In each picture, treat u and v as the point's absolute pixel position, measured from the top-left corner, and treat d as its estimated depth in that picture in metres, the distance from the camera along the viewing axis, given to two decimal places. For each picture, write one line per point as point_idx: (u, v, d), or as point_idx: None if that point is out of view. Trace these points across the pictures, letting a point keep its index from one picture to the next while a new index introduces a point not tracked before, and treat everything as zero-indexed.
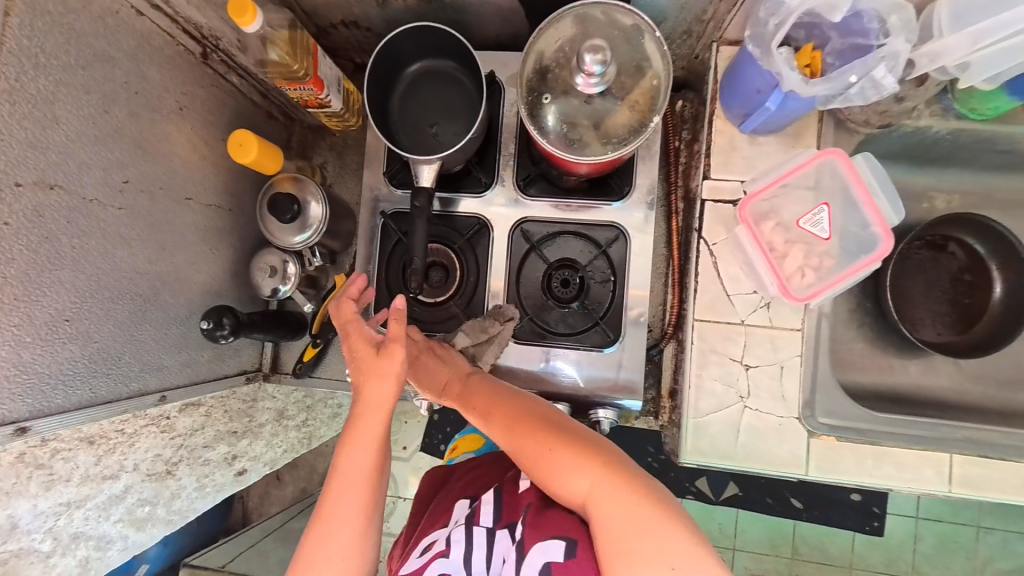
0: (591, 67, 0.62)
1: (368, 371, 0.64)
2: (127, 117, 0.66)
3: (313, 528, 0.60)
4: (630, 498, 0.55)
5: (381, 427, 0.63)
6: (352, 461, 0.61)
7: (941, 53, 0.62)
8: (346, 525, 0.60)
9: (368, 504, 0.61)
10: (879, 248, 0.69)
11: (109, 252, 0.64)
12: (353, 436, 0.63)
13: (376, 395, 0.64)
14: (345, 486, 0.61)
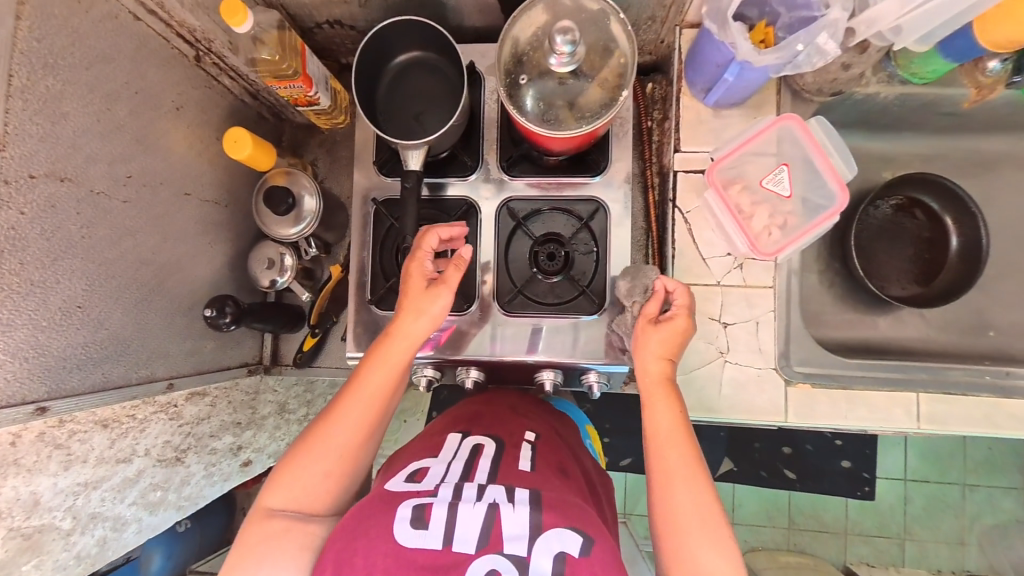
0: (562, 45, 0.66)
1: (410, 304, 0.73)
2: (129, 115, 0.70)
3: (328, 412, 0.71)
4: (693, 463, 0.65)
5: (409, 355, 0.73)
6: (374, 372, 0.71)
7: (875, 19, 0.67)
8: (352, 422, 0.69)
9: (373, 413, 0.71)
10: (836, 203, 0.74)
11: (116, 242, 0.68)
12: (382, 354, 0.72)
13: (411, 326, 0.73)
14: (362, 391, 0.71)
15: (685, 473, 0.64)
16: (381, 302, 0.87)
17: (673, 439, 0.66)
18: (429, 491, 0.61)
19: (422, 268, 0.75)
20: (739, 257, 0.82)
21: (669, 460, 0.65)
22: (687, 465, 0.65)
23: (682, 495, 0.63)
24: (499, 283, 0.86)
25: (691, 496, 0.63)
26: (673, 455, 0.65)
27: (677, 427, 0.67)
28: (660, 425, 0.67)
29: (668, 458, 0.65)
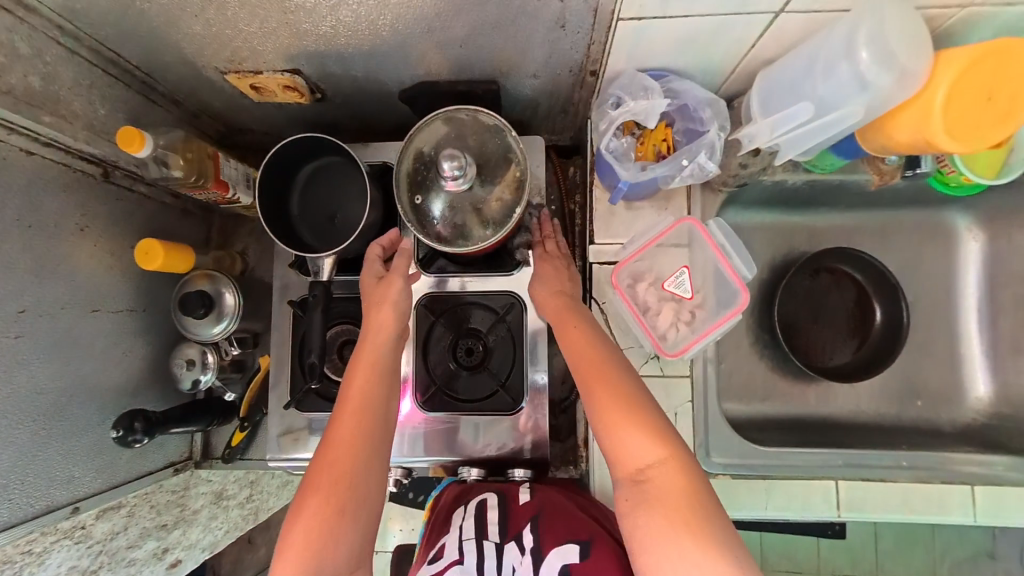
0: (451, 170, 0.70)
1: (371, 301, 0.75)
2: (22, 249, 0.70)
3: (324, 440, 0.65)
4: (588, 355, 0.66)
5: (387, 350, 0.73)
6: (357, 382, 0.69)
7: (752, 136, 0.70)
8: (350, 441, 0.65)
9: (367, 422, 0.67)
10: (738, 302, 0.74)
11: (6, 380, 0.66)
12: (360, 357, 0.71)
13: (379, 319, 0.73)
14: (349, 405, 0.67)
15: (604, 363, 0.64)
16: (301, 403, 0.87)
17: (589, 377, 0.64)
18: (456, 562, 0.70)
19: (372, 269, 0.79)
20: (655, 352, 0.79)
21: (582, 361, 0.65)
22: (596, 354, 0.66)
23: (579, 356, 0.66)
24: (418, 381, 0.85)
25: (616, 376, 0.63)
26: (586, 364, 0.65)
27: (578, 353, 0.66)
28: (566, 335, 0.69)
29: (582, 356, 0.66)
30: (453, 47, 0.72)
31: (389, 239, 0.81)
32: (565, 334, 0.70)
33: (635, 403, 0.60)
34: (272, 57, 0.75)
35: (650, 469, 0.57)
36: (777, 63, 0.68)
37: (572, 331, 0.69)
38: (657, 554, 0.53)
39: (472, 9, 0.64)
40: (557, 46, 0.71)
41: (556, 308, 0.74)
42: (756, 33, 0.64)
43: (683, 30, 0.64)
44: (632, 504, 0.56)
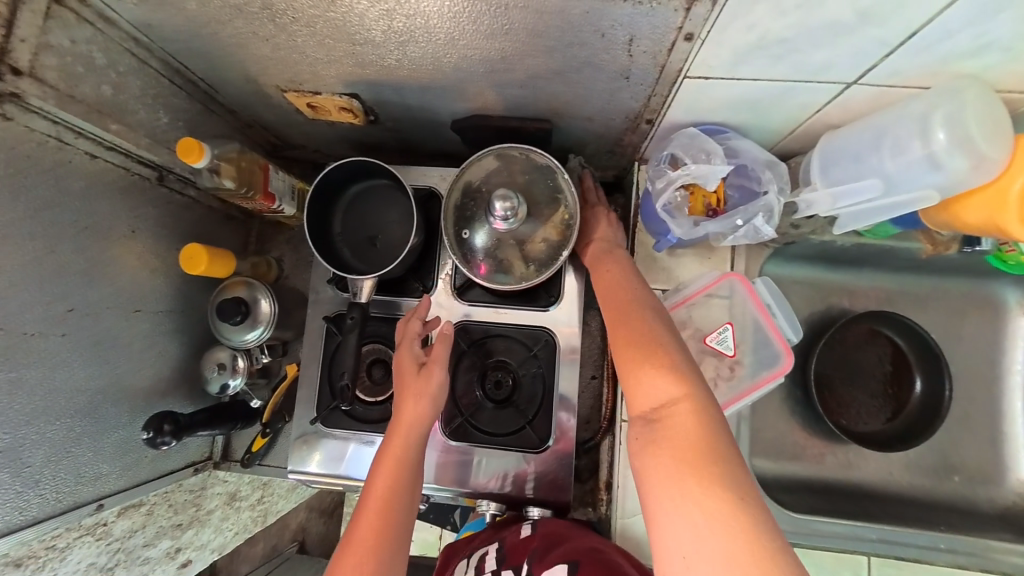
0: (502, 210, 0.71)
1: (405, 389, 0.73)
2: (75, 251, 0.71)
3: (345, 541, 0.65)
4: (614, 282, 0.68)
5: (417, 440, 0.72)
6: (384, 475, 0.69)
7: (811, 203, 0.72)
8: (375, 541, 0.64)
9: (393, 518, 0.66)
10: (781, 365, 0.74)
11: (49, 378, 0.67)
12: (389, 449, 0.70)
13: (411, 410, 0.72)
14: (376, 501, 0.67)
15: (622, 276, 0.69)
16: (327, 419, 0.87)
17: (602, 280, 0.70)
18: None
19: (412, 352, 0.76)
20: None
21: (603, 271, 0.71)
22: (619, 282, 0.68)
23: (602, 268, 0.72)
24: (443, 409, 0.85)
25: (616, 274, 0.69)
26: (603, 274, 0.71)
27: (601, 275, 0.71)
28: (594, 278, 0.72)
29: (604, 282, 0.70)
30: (511, 87, 0.72)
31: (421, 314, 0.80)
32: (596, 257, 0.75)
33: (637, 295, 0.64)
34: (332, 80, 0.76)
35: (663, 409, 0.52)
36: (841, 131, 0.68)
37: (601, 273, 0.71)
38: (658, 442, 0.50)
39: (537, 55, 0.64)
40: (616, 94, 0.71)
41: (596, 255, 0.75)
42: (822, 101, 0.65)
43: (746, 93, 0.65)
44: (642, 431, 0.52)
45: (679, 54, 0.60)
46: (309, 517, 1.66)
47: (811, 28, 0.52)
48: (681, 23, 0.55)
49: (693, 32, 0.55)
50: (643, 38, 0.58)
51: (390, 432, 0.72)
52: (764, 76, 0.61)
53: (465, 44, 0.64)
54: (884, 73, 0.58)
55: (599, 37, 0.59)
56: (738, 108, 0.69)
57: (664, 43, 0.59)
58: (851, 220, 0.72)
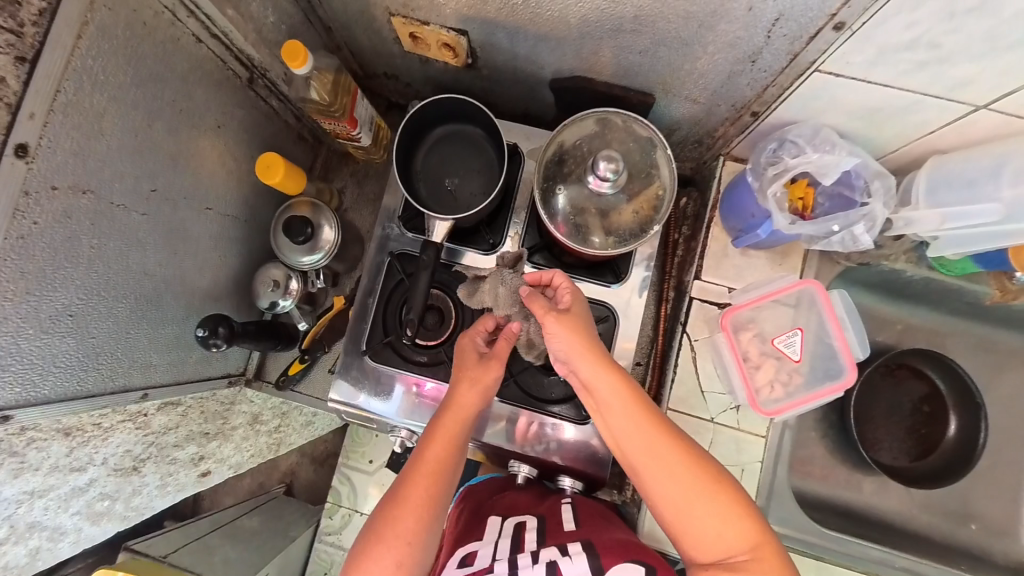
0: (604, 171, 0.70)
1: (461, 376, 0.75)
2: (167, 133, 0.70)
3: (389, 504, 0.68)
4: (616, 377, 0.65)
5: (466, 426, 0.74)
6: (432, 453, 0.70)
7: (911, 222, 0.74)
8: (416, 512, 0.67)
9: (438, 493, 0.69)
10: (843, 379, 0.75)
11: (124, 253, 0.67)
12: (439, 429, 0.72)
13: (467, 395, 0.74)
14: (422, 476, 0.69)
15: (615, 392, 0.64)
16: (375, 354, 0.89)
17: (589, 352, 0.66)
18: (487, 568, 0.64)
19: (474, 343, 0.77)
20: (741, 404, 0.81)
21: (597, 381, 0.65)
22: (621, 387, 0.65)
23: (602, 386, 0.65)
24: None
25: (625, 410, 0.64)
26: (614, 409, 0.64)
27: (569, 336, 0.66)
28: (567, 343, 0.66)
29: (597, 382, 0.65)
30: (629, 52, 0.71)
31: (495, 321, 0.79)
32: (584, 364, 0.66)
33: (656, 428, 0.64)
34: (446, 13, 0.75)
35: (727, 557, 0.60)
36: (955, 156, 0.68)
37: (580, 334, 0.67)
38: None
39: (673, 20, 0.63)
40: (733, 78, 0.70)
41: (542, 306, 0.68)
42: (943, 120, 0.64)
43: (869, 100, 0.65)
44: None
45: (819, 44, 0.59)
46: (300, 460, 1.67)
47: (970, 38, 0.52)
48: (838, 10, 0.54)
49: (845, 22, 0.55)
50: (790, 21, 0.57)
51: (440, 413, 0.74)
52: (897, 84, 0.61)
53: None
54: (1018, 102, 0.58)
55: (744, 11, 0.58)
56: (854, 115, 0.68)
57: (810, 28, 0.57)
58: (951, 244, 0.74)
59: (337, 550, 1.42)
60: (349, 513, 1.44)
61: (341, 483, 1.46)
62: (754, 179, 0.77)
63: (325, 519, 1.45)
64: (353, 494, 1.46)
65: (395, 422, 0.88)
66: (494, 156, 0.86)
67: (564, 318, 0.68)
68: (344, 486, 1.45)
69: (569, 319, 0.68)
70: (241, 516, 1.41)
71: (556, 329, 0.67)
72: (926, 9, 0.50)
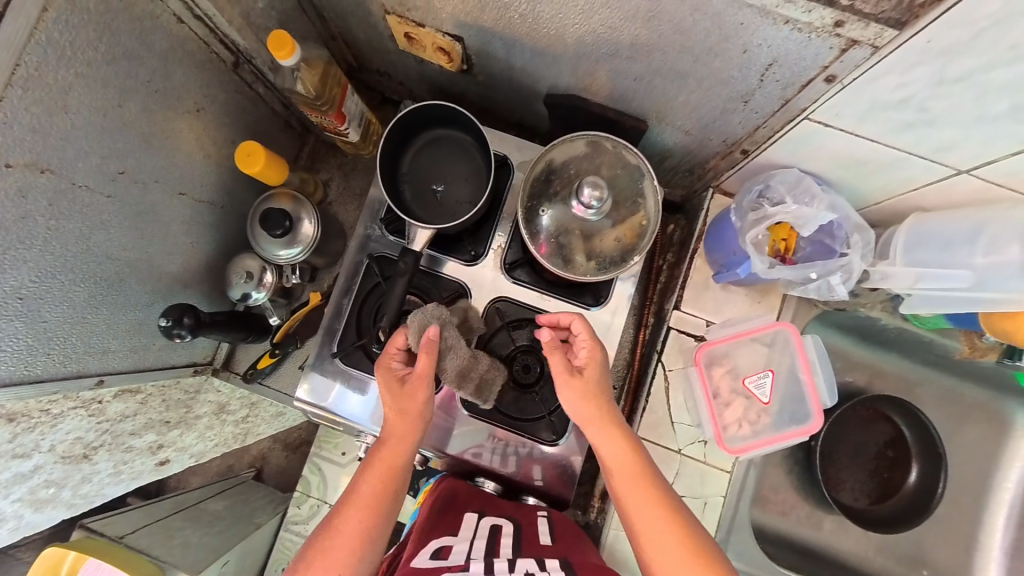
0: (588, 198, 0.69)
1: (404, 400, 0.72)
2: (141, 114, 0.68)
3: (321, 539, 0.66)
4: (623, 444, 0.66)
5: (408, 455, 0.71)
6: (369, 482, 0.68)
7: (887, 276, 0.75)
8: (352, 543, 0.65)
9: (370, 525, 0.67)
10: (809, 425, 0.76)
11: (85, 236, 0.65)
12: (379, 457, 0.70)
13: (407, 424, 0.71)
14: (358, 504, 0.68)
15: (621, 458, 0.66)
16: (347, 357, 0.87)
17: (601, 418, 0.67)
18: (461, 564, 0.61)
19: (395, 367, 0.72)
20: (709, 439, 0.82)
21: (605, 447, 0.66)
22: (627, 452, 0.66)
23: (610, 451, 0.66)
24: None
25: (631, 474, 0.65)
26: (620, 475, 0.65)
27: (584, 399, 0.67)
28: (581, 403, 0.67)
29: (606, 446, 0.66)
30: (625, 77, 0.70)
31: (412, 327, 0.71)
32: (597, 427, 0.67)
33: (656, 497, 0.64)
34: (443, 17, 0.73)
35: None
36: (937, 215, 0.68)
37: (594, 399, 0.67)
38: None
39: (669, 52, 0.62)
40: (726, 114, 0.69)
41: (559, 362, 0.68)
42: (927, 180, 0.64)
43: (858, 151, 0.65)
44: None
45: (811, 92, 0.58)
46: (270, 446, 1.65)
47: (960, 104, 0.52)
48: (831, 63, 0.53)
49: (837, 74, 0.54)
50: (784, 67, 0.56)
51: (384, 440, 0.71)
52: (886, 139, 0.60)
53: (599, 20, 0.61)
54: (1001, 170, 0.58)
55: (739, 51, 0.57)
56: (842, 163, 0.68)
57: (803, 77, 0.57)
58: (922, 302, 0.74)
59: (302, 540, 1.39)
60: (317, 504, 1.41)
61: (311, 472, 1.44)
62: (737, 219, 0.78)
63: (292, 507, 1.43)
64: (322, 484, 1.43)
65: (366, 427, 0.87)
66: (481, 162, 0.84)
67: (582, 381, 0.68)
68: (314, 476, 1.43)
69: (587, 379, 0.68)
70: (204, 501, 1.40)
71: (572, 388, 0.68)
72: (917, 72, 0.50)
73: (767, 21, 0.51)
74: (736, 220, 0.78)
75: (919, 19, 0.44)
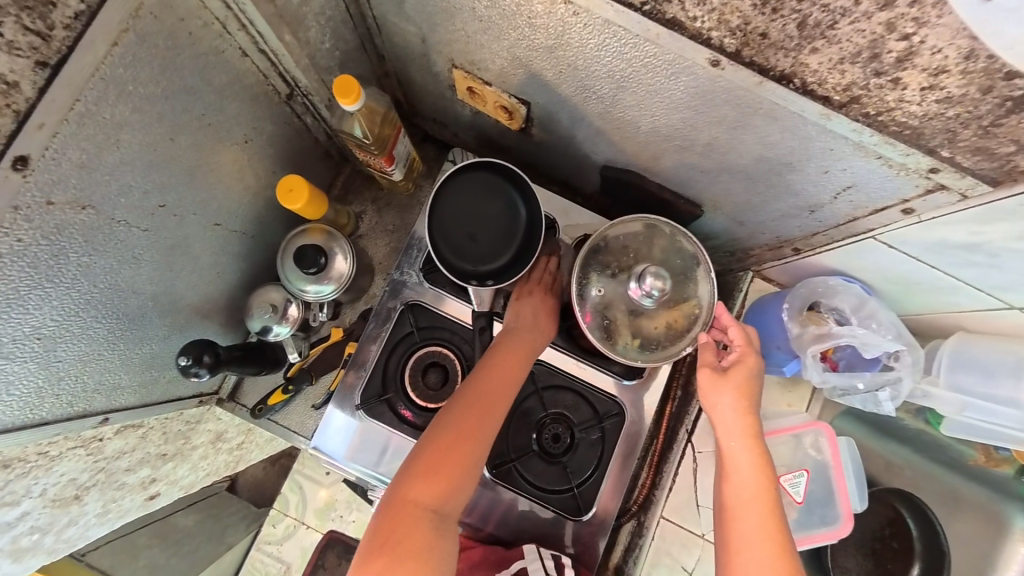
0: (649, 287, 0.68)
1: (490, 364, 0.72)
2: (190, 146, 0.64)
3: (472, 377, 0.70)
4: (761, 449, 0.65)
5: (511, 383, 0.71)
6: (518, 343, 0.75)
7: (931, 396, 0.77)
8: (500, 397, 0.69)
9: (483, 432, 0.66)
10: (837, 528, 0.76)
11: (115, 271, 0.59)
12: (497, 362, 0.72)
13: (523, 336, 0.76)
14: (505, 363, 0.72)
15: (756, 499, 0.62)
16: (368, 409, 0.83)
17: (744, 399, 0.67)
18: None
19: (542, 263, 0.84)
20: None
21: (734, 491, 0.64)
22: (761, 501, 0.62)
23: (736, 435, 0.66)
24: (494, 446, 0.82)
25: (758, 523, 0.61)
26: (742, 472, 0.64)
27: (737, 379, 0.68)
28: (729, 405, 0.66)
29: (737, 486, 0.64)
30: (691, 168, 0.69)
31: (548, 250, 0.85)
32: (733, 468, 0.64)
33: (788, 564, 0.59)
34: (514, 83, 0.71)
35: None
36: (982, 340, 0.69)
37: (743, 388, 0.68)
38: None
39: (745, 156, 0.61)
40: (787, 217, 0.70)
41: (710, 356, 0.70)
42: (976, 308, 0.65)
43: (913, 273, 0.66)
44: None
45: (883, 218, 0.59)
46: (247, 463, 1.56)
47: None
48: (912, 199, 0.54)
49: (916, 210, 0.55)
50: (862, 192, 0.57)
51: (452, 406, 0.68)
52: (946, 270, 0.62)
53: (681, 118, 0.60)
54: None
55: (818, 169, 0.57)
56: (893, 278, 0.70)
57: (878, 203, 0.57)
58: (961, 429, 0.78)
59: (274, 562, 1.27)
60: (294, 525, 1.28)
61: (291, 492, 1.30)
62: (794, 326, 0.79)
63: (266, 525, 1.29)
64: (302, 503, 1.30)
65: (345, 465, 0.83)
66: (523, 217, 0.79)
67: (731, 375, 0.68)
68: (294, 494, 1.30)
69: (738, 375, 0.68)
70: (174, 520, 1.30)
71: (720, 385, 0.68)
72: (1000, 227, 0.50)
73: (856, 153, 0.51)
74: (792, 325, 0.79)
75: (1016, 184, 0.45)
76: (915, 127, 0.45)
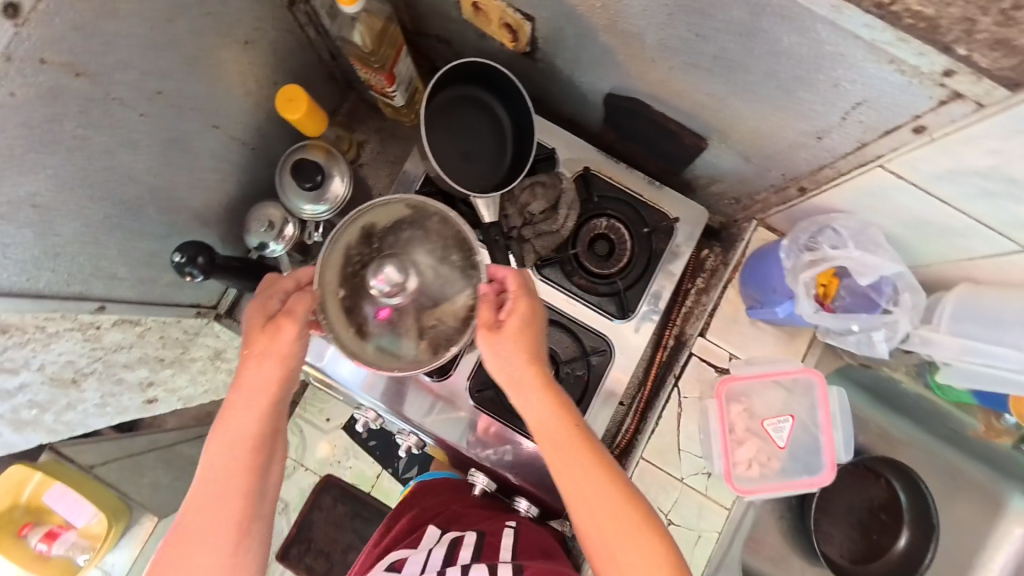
0: (386, 277, 0.65)
1: (220, 436, 0.59)
2: (189, 33, 0.64)
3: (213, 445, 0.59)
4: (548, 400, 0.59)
5: (227, 446, 0.59)
6: (247, 383, 0.60)
7: (929, 343, 0.74)
8: (233, 468, 0.58)
9: (233, 516, 0.58)
10: (820, 476, 0.76)
11: (111, 152, 0.61)
12: (226, 433, 0.59)
13: (255, 371, 0.61)
14: (229, 412, 0.60)
15: (587, 477, 0.57)
16: None
17: (513, 343, 0.61)
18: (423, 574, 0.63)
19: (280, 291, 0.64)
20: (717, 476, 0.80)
21: (566, 477, 0.58)
22: (589, 478, 0.57)
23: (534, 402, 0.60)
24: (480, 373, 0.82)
25: (602, 501, 0.57)
26: (559, 444, 0.59)
27: (505, 340, 0.60)
28: (503, 360, 0.60)
29: (564, 462, 0.58)
30: (697, 90, 0.67)
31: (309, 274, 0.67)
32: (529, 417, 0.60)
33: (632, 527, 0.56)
34: None
35: None
36: (989, 292, 0.66)
37: (516, 348, 0.60)
38: None
39: (753, 73, 0.59)
40: (794, 148, 0.67)
41: (485, 314, 0.62)
42: (987, 252, 0.62)
43: (923, 211, 0.63)
44: None
45: (894, 140, 0.56)
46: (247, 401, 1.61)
47: None
48: (925, 113, 0.50)
49: (928, 127, 0.51)
50: (874, 109, 0.54)
51: (195, 502, 0.58)
52: (958, 204, 0.58)
53: (688, 24, 0.57)
54: None
55: (826, 81, 0.54)
56: (902, 219, 0.67)
57: (890, 123, 0.54)
58: (961, 375, 0.75)
59: None
60: None
61: None
62: (788, 258, 0.77)
63: None
64: None
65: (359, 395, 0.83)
66: (506, 123, 0.82)
67: (505, 330, 0.61)
68: None
69: (510, 326, 0.61)
70: None
71: (495, 343, 0.61)
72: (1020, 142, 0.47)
73: (865, 56, 0.48)
74: (787, 259, 0.77)
75: None
76: (932, 17, 0.42)
